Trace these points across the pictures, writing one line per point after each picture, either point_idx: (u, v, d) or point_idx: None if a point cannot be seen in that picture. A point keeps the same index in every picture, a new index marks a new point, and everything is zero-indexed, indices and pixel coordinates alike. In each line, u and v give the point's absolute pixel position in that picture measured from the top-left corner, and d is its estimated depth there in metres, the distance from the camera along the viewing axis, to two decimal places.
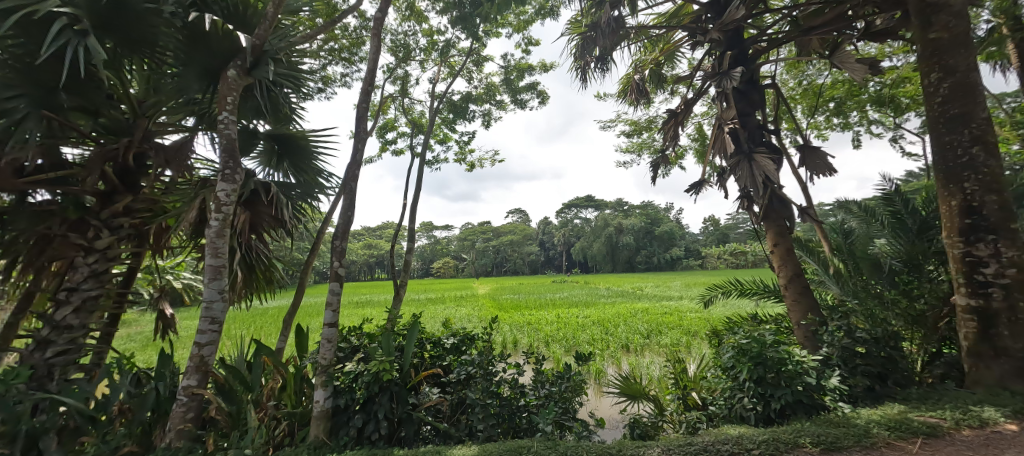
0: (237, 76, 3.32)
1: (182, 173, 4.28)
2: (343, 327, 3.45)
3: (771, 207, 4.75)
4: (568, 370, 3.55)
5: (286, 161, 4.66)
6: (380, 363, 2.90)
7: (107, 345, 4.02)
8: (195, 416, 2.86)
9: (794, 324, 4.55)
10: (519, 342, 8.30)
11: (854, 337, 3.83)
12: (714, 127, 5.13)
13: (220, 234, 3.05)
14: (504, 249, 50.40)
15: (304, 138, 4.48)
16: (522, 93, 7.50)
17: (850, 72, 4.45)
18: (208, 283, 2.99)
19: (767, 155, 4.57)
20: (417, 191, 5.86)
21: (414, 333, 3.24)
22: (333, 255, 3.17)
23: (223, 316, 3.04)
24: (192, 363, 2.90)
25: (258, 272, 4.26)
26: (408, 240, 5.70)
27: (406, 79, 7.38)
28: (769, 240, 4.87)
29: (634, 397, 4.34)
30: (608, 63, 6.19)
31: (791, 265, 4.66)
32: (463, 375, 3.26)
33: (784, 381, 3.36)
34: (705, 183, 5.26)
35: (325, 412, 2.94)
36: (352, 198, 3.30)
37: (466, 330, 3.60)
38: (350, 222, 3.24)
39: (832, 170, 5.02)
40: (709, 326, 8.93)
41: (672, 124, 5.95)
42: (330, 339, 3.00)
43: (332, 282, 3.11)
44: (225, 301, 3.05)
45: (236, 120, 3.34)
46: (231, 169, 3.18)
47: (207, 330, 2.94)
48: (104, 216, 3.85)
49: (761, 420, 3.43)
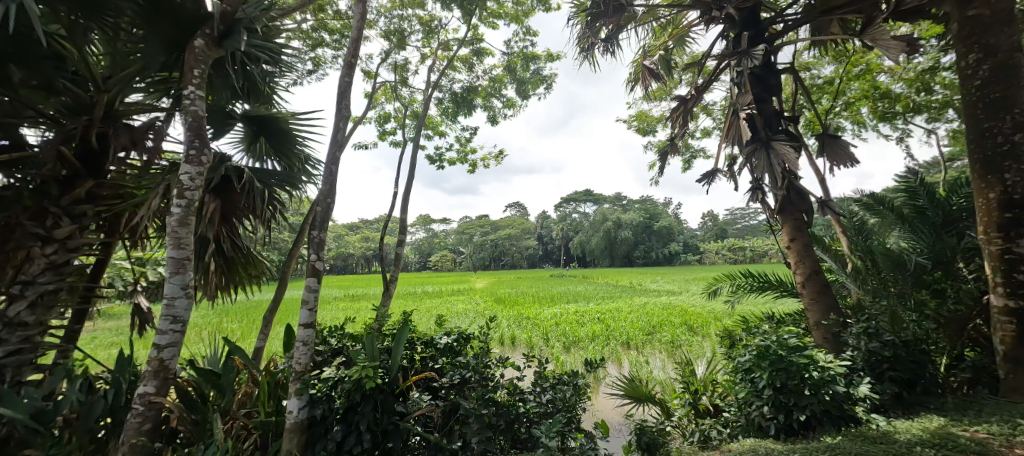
0: (205, 46, 2.99)
1: (154, 157, 3.95)
2: (324, 327, 3.14)
3: (788, 199, 4.44)
4: (571, 374, 3.27)
5: (267, 147, 4.36)
6: (362, 368, 2.56)
7: (72, 344, 3.72)
8: (151, 428, 2.54)
9: (811, 325, 4.24)
10: (517, 339, 8.00)
11: (882, 340, 3.51)
12: (729, 112, 4.77)
13: (184, 222, 2.70)
14: (504, 244, 50.02)
15: (285, 121, 4.17)
16: (527, 83, 7.15)
17: (885, 52, 3.83)
18: (169, 278, 2.66)
19: (787, 142, 4.20)
20: (410, 179, 5.53)
21: (404, 333, 2.95)
22: (312, 247, 2.84)
23: (188, 315, 2.71)
24: (150, 367, 2.57)
25: (236, 265, 3.95)
26: (401, 232, 5.38)
27: (404, 65, 7.02)
28: (784, 235, 4.55)
29: (639, 400, 4.15)
30: (615, 48, 5.86)
31: (809, 262, 4.34)
32: (457, 380, 2.94)
33: (810, 390, 3.04)
34: (717, 173, 4.94)
35: (299, 424, 2.61)
36: (334, 184, 2.96)
37: (461, 328, 3.34)
38: (332, 211, 2.91)
39: (854, 161, 4.72)
40: (713, 324, 8.67)
41: (681, 111, 5.63)
42: (306, 341, 2.67)
43: (309, 278, 2.79)
44: (190, 298, 2.71)
45: (204, 96, 2.99)
46: (197, 149, 2.83)
47: (167, 330, 2.61)
48: (64, 202, 3.52)
49: (782, 431, 3.13)
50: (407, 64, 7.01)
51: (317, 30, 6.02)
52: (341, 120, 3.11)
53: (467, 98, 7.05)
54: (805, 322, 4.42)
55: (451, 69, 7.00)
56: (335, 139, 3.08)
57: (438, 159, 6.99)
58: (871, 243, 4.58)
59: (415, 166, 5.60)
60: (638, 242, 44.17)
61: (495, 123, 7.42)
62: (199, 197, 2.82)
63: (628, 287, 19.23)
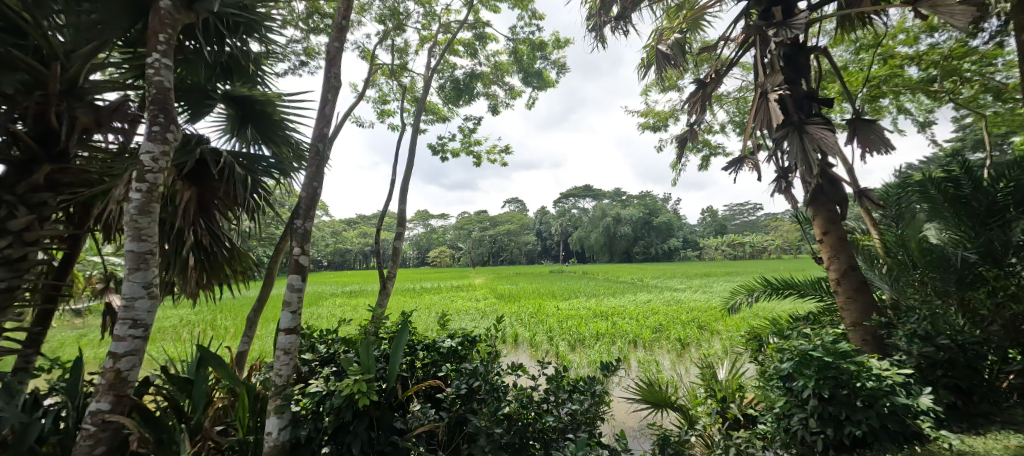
0: (172, 7, 2.57)
1: (127, 141, 3.55)
2: (314, 330, 2.78)
3: (820, 189, 4.06)
4: (589, 381, 2.93)
5: (251, 129, 3.96)
6: (353, 382, 2.16)
7: (33, 348, 3.34)
8: (106, 451, 2.18)
9: (848, 327, 3.87)
10: (520, 337, 7.68)
11: (935, 344, 3.17)
12: (755, 95, 4.23)
13: (146, 210, 2.31)
14: (502, 240, 49.60)
15: (270, 102, 3.77)
16: (532, 70, 6.72)
17: (948, 19, 3.29)
18: (128, 275, 2.28)
19: (823, 125, 3.81)
20: (408, 169, 5.14)
21: (404, 337, 2.59)
22: (296, 238, 2.45)
23: (152, 319, 2.34)
24: (104, 380, 2.20)
25: (218, 260, 3.54)
26: (399, 224, 5.00)
27: (404, 49, 6.62)
28: (816, 229, 4.15)
29: (657, 405, 3.88)
30: (628, 28, 5.46)
31: (845, 257, 3.95)
32: (464, 389, 2.61)
33: (863, 402, 2.70)
34: (745, 159, 4.57)
35: (280, 447, 2.23)
36: (321, 165, 2.56)
37: (466, 329, 3.05)
38: (318, 197, 2.52)
39: (890, 146, 4.22)
40: (724, 322, 8.33)
41: (699, 96, 5.27)
42: (288, 349, 2.29)
43: (292, 275, 2.41)
44: (154, 299, 2.34)
45: (171, 64, 2.59)
46: (161, 125, 2.43)
47: (126, 337, 2.24)
48: (21, 191, 3.14)
49: (829, 446, 2.79)
50: (406, 48, 6.61)
51: (311, 13, 5.63)
52: (329, 92, 2.70)
53: (470, 84, 6.64)
54: (839, 322, 4.06)
55: (452, 54, 6.61)
56: (321, 113, 2.67)
57: (440, 148, 6.58)
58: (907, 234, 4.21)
59: (413, 154, 5.21)
60: (638, 237, 43.85)
61: (498, 112, 7.03)
62: (164, 181, 2.42)
63: (628, 283, 18.81)
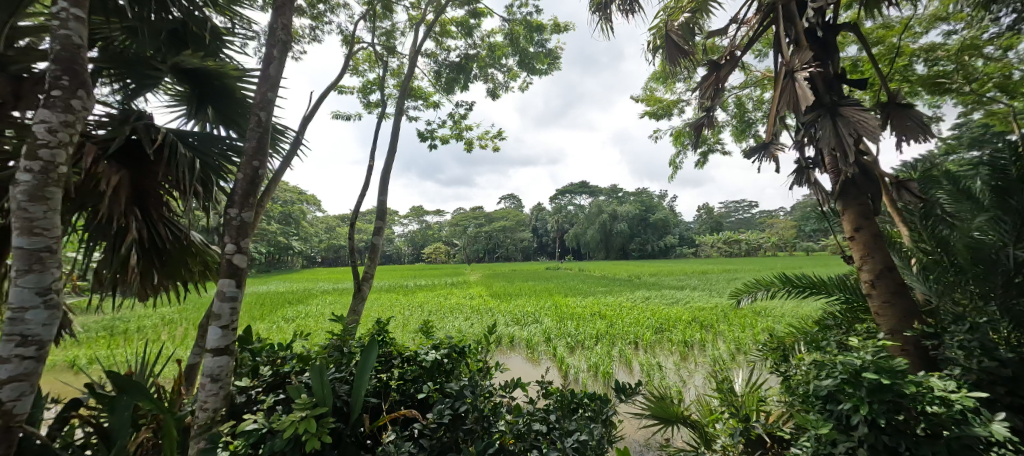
0: None
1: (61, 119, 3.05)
2: (269, 346, 2.35)
3: (847, 180, 3.63)
4: (590, 400, 2.49)
5: (209, 107, 3.49)
6: (299, 419, 1.72)
7: None
8: None
9: (884, 333, 3.45)
10: (516, 338, 7.21)
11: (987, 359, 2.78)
12: (778, 76, 3.74)
13: (39, 195, 2.04)
14: (498, 237, 49.02)
15: (229, 76, 3.31)
16: (528, 54, 6.23)
17: None
18: (18, 279, 2.03)
19: (859, 107, 3.34)
20: (390, 157, 4.67)
21: (374, 352, 2.11)
22: (230, 233, 2.13)
23: (47, 334, 2.10)
24: None
25: (169, 257, 3.07)
26: (381, 217, 4.53)
27: (391, 30, 6.11)
28: (845, 225, 3.70)
29: (667, 422, 3.47)
30: (633, 8, 4.99)
31: (879, 256, 3.50)
32: (446, 415, 2.14)
33: (892, 430, 2.35)
34: (769, 146, 4.16)
35: None
36: (263, 136, 2.20)
37: (453, 337, 2.60)
38: (260, 178, 2.19)
39: (929, 133, 3.78)
40: (729, 322, 7.89)
41: (711, 81, 4.75)
42: (216, 375, 2.01)
43: (225, 277, 2.10)
44: (50, 309, 2.09)
45: (86, 16, 2.22)
46: (61, 91, 2.11)
47: (9, 358, 2.01)
48: None
49: None
50: (393, 31, 6.12)
51: None
52: (274, 49, 2.34)
53: (462, 68, 6.15)
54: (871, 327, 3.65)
55: (443, 35, 6.10)
56: (266, 76, 2.32)
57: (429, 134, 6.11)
58: (936, 230, 3.75)
59: (397, 139, 4.75)
60: (634, 235, 43.49)
61: (494, 98, 6.54)
62: (66, 158, 2.14)
63: (626, 281, 18.31)
